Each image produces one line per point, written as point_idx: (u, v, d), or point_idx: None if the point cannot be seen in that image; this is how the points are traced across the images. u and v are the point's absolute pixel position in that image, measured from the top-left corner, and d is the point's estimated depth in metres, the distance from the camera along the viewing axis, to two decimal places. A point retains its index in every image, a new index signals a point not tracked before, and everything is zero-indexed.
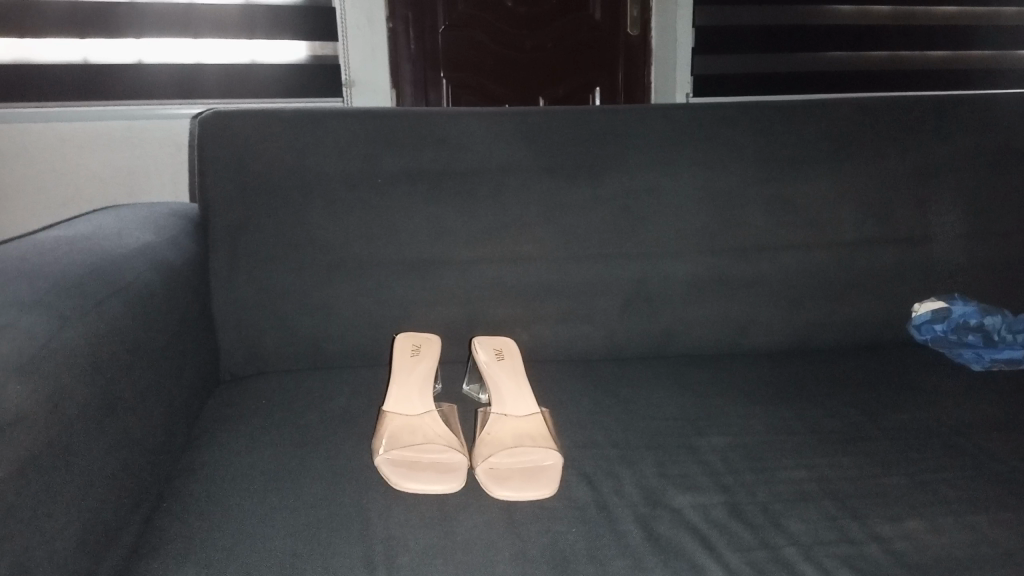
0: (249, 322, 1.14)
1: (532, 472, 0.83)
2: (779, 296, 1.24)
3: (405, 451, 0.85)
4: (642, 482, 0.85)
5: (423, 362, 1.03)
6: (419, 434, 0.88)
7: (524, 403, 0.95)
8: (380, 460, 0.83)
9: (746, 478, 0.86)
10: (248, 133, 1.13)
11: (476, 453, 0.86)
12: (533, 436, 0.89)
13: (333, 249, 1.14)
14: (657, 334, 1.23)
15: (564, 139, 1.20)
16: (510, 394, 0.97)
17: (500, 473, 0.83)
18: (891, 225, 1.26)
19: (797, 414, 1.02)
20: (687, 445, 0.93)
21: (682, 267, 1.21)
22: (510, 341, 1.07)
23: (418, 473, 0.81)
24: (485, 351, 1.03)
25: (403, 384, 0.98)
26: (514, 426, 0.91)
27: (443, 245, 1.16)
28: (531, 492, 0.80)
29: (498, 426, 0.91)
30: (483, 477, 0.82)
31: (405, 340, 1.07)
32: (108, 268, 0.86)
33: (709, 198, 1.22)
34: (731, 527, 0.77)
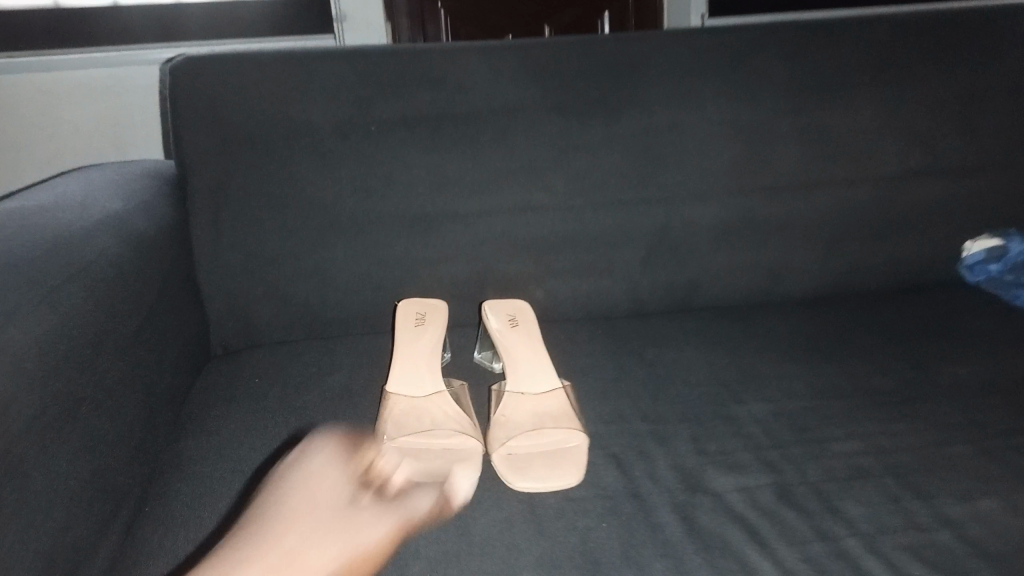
0: (238, 290, 1.04)
1: (554, 458, 0.75)
2: (816, 238, 1.13)
3: (413, 442, 0.77)
4: (677, 462, 0.77)
5: (428, 333, 0.93)
6: (428, 420, 0.80)
7: (544, 378, 0.86)
8: (384, 453, 0.76)
9: (794, 453, 0.78)
10: (221, 80, 1.01)
11: (492, 439, 0.77)
12: (554, 415, 0.80)
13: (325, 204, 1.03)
14: (683, 285, 1.12)
15: (576, 71, 1.07)
16: (526, 366, 0.88)
17: (519, 460, 0.74)
18: (941, 154, 1.14)
19: (843, 370, 0.93)
20: (725, 415, 0.84)
21: (709, 212, 1.10)
22: (524, 304, 0.97)
23: (428, 467, 0.73)
24: (496, 318, 0.94)
25: (409, 362, 0.89)
26: (533, 405, 0.82)
27: (446, 196, 1.05)
28: (555, 481, 0.72)
29: (516, 406, 0.82)
30: (500, 466, 0.74)
31: (406, 307, 0.97)
32: (64, 246, 0.76)
33: (738, 133, 1.10)
34: (782, 515, 0.69)
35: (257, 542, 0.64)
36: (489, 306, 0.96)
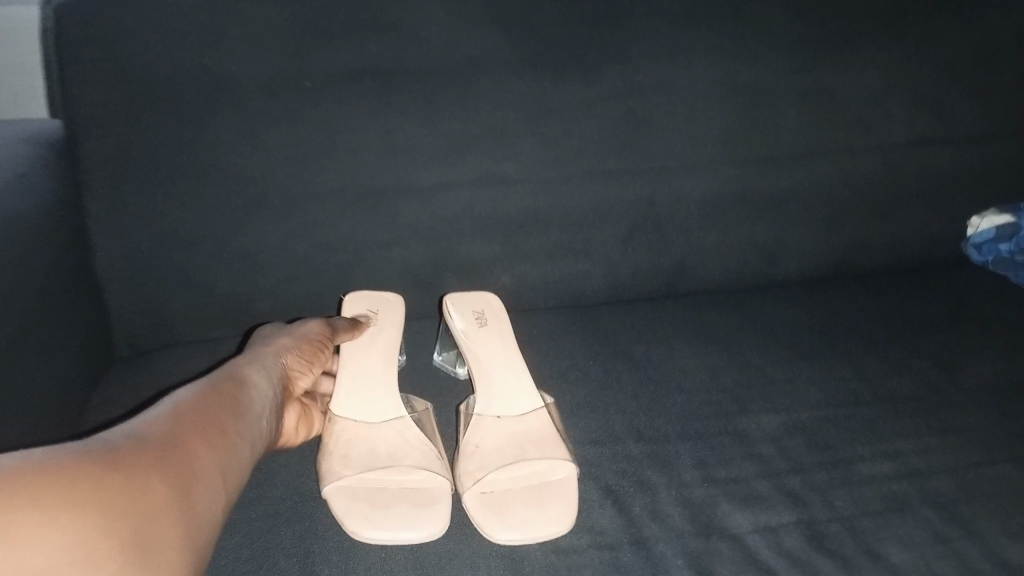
0: (142, 282, 0.85)
1: (540, 500, 0.62)
2: (814, 213, 1.01)
3: (364, 479, 0.63)
4: (683, 494, 0.64)
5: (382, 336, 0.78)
6: (384, 448, 0.67)
7: (520, 394, 0.73)
8: (331, 491, 0.61)
9: (817, 479, 0.66)
10: (114, 23, 0.81)
11: (462, 473, 0.64)
12: (537, 443, 0.67)
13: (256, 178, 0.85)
14: (667, 268, 1.00)
15: (553, 18, 0.90)
16: (500, 381, 0.75)
17: (497, 504, 0.61)
18: (952, 119, 1.02)
19: (857, 368, 0.81)
20: (732, 430, 0.72)
21: (698, 185, 0.96)
22: (491, 299, 0.83)
23: (385, 514, 0.60)
24: (461, 318, 0.79)
25: (360, 376, 0.75)
26: (509, 432, 0.69)
27: (398, 166, 0.89)
28: (543, 531, 0.59)
29: (489, 432, 0.69)
30: (476, 513, 0.61)
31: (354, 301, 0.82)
32: None
33: (734, 94, 0.95)
34: (814, 565, 0.58)
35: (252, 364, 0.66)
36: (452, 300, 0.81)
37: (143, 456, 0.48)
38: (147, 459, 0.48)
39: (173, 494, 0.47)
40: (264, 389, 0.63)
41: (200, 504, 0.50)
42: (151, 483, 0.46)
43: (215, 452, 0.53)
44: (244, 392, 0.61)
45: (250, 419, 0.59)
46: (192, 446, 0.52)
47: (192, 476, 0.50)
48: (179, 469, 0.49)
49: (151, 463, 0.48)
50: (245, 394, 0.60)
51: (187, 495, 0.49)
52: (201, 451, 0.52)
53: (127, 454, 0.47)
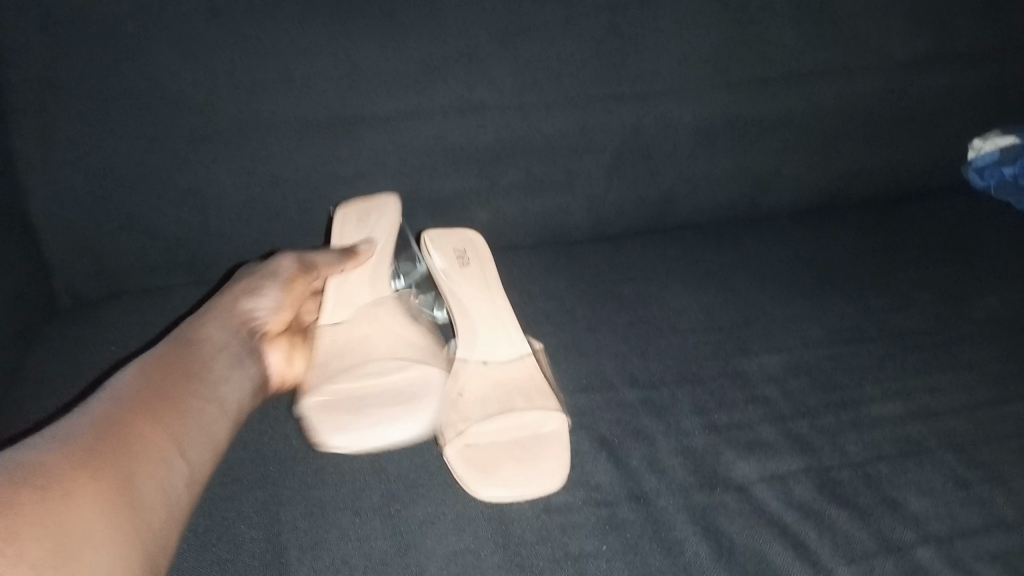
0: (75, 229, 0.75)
1: (529, 453, 0.57)
2: (812, 142, 0.91)
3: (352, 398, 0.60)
4: (683, 443, 0.59)
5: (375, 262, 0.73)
6: (399, 382, 0.62)
7: (505, 341, 0.67)
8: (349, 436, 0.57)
9: (825, 422, 0.61)
10: None
11: (447, 422, 0.59)
12: (526, 393, 0.62)
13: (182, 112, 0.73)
14: (655, 202, 0.89)
15: None
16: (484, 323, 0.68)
17: (484, 458, 0.56)
18: (970, 36, 0.92)
19: (860, 302, 0.76)
20: (732, 372, 0.66)
21: (689, 112, 0.85)
22: (473, 235, 0.75)
23: (407, 452, 0.56)
24: (440, 259, 0.73)
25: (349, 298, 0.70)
26: (495, 381, 0.63)
27: (350, 93, 0.77)
28: (532, 488, 0.54)
29: (473, 381, 0.63)
30: (460, 469, 0.55)
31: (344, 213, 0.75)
32: None
33: (732, 9, 0.83)
34: (828, 515, 0.54)
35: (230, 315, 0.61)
36: (433, 237, 0.74)
37: (71, 450, 0.42)
38: (77, 451, 0.43)
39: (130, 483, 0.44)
40: (230, 349, 0.57)
41: (151, 490, 0.45)
42: (82, 478, 0.41)
43: (170, 425, 0.48)
44: (206, 356, 0.55)
45: (216, 382, 0.54)
46: (139, 425, 0.47)
47: (156, 455, 0.46)
48: (117, 453, 0.44)
49: (85, 455, 0.43)
50: (207, 357, 0.55)
51: (131, 479, 0.44)
52: (169, 425, 0.48)
53: (51, 451, 0.42)
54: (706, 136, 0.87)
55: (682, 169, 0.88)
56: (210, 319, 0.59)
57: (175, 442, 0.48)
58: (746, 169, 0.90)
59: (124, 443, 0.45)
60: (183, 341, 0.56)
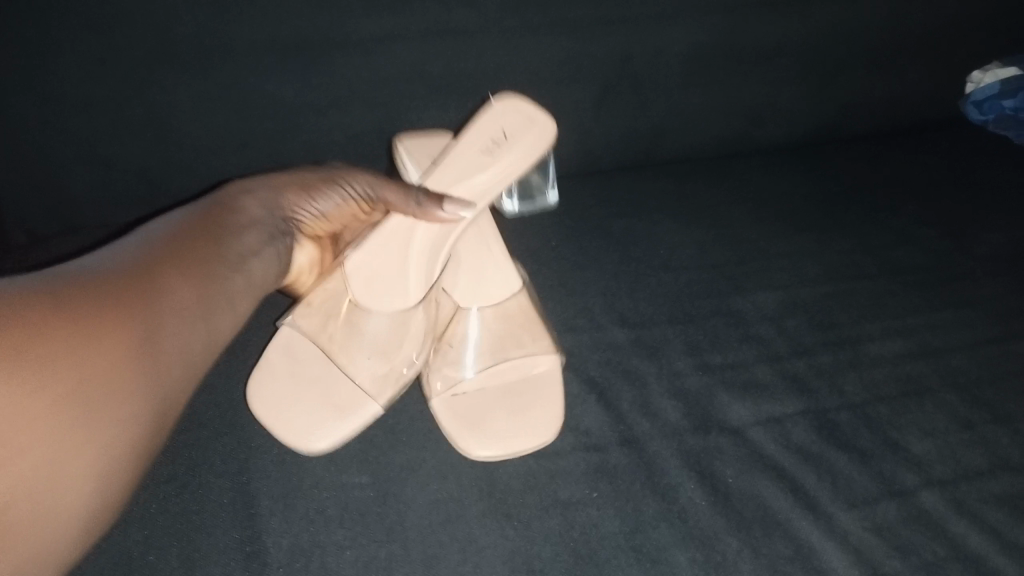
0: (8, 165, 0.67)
1: (525, 404, 0.55)
2: (809, 72, 0.86)
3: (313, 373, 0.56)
4: (676, 385, 0.56)
5: (475, 168, 0.61)
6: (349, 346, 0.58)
7: (493, 266, 0.63)
8: (268, 402, 0.52)
9: (824, 363, 0.59)
10: None
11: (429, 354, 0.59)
12: (519, 334, 0.60)
13: (119, 29, 0.62)
14: (647, 134, 0.84)
15: None
16: (477, 268, 0.63)
17: (469, 409, 0.55)
18: None
19: (859, 238, 0.73)
20: (727, 312, 0.63)
21: (683, 38, 0.79)
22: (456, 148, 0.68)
23: (319, 417, 0.52)
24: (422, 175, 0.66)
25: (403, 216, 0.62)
26: (488, 327, 0.61)
27: (314, 12, 0.66)
28: (521, 441, 0.51)
29: (466, 330, 0.61)
30: (438, 407, 0.54)
31: (502, 103, 0.63)
32: None
33: None
34: (828, 457, 0.51)
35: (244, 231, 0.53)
36: (547, 196, 0.76)
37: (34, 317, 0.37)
38: (58, 305, 0.38)
39: (132, 366, 0.40)
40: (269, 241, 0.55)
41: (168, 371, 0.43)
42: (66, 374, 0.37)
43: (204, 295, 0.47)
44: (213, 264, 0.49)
45: (233, 283, 0.50)
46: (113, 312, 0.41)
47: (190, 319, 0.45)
48: (146, 290, 0.43)
49: (92, 298, 0.40)
50: (233, 243, 0.52)
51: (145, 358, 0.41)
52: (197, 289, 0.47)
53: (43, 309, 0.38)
54: (701, 63, 0.81)
55: (675, 100, 0.83)
56: (259, 199, 0.56)
57: (178, 318, 0.44)
58: (742, 100, 0.85)
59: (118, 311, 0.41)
60: (215, 208, 0.54)
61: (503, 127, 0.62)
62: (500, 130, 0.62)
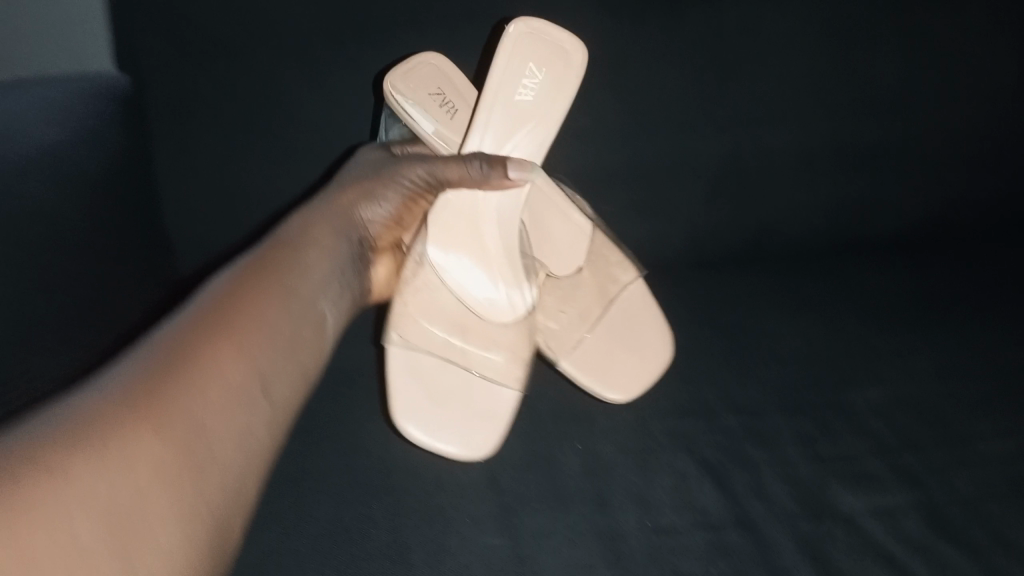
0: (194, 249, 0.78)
1: (636, 340, 0.69)
2: None
3: (441, 383, 0.63)
4: (789, 473, 0.60)
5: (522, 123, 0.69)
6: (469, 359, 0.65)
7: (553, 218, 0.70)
8: (423, 429, 0.60)
9: (935, 459, 0.61)
10: None
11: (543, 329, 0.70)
12: (607, 286, 0.71)
13: (298, 140, 0.72)
14: None
15: None
16: (554, 233, 0.70)
17: (592, 361, 0.67)
18: None
19: (967, 335, 0.75)
20: (836, 405, 0.67)
21: None
22: (431, 53, 0.69)
23: (464, 424, 0.61)
24: (422, 96, 0.67)
25: (460, 208, 0.69)
26: (585, 286, 0.71)
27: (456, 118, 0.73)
28: (648, 373, 0.67)
29: (567, 297, 0.71)
30: (568, 368, 0.67)
31: (519, 29, 0.67)
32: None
33: None
34: (938, 552, 0.55)
35: (296, 280, 0.54)
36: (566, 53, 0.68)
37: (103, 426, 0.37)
38: (116, 406, 0.38)
39: (201, 445, 0.41)
40: (342, 251, 0.60)
41: (236, 439, 0.43)
42: (150, 464, 0.38)
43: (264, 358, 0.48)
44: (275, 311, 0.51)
45: (293, 334, 0.51)
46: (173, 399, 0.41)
47: (251, 387, 0.46)
48: (201, 367, 0.43)
49: (152, 388, 0.41)
50: (292, 283, 0.53)
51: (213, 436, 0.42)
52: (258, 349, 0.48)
53: (102, 413, 0.38)
54: None
55: None
56: (308, 223, 0.60)
57: (237, 387, 0.45)
58: None
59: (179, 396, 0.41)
60: (273, 251, 0.55)
61: (530, 60, 0.68)
62: (524, 65, 0.68)
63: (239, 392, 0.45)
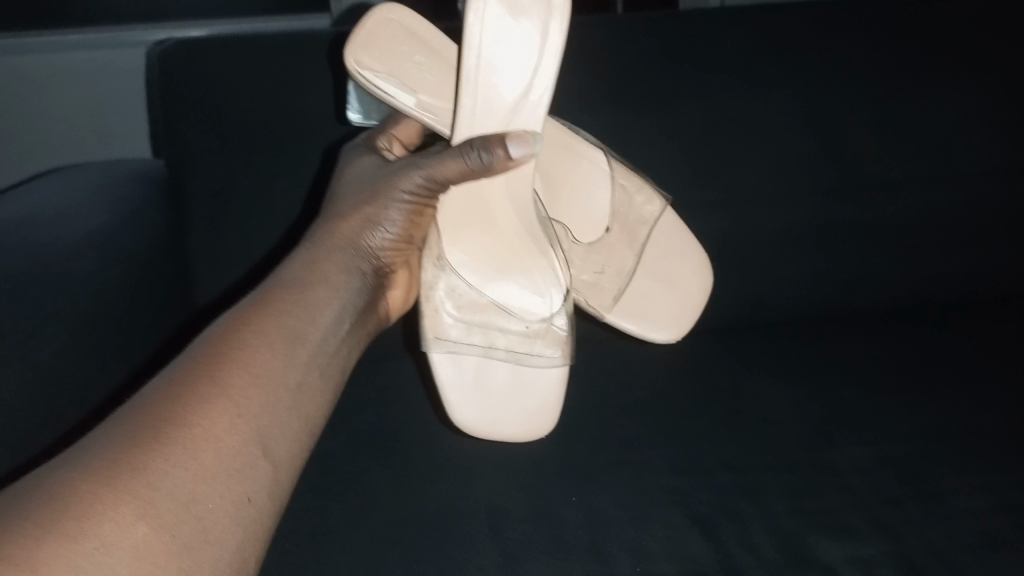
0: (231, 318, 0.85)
1: (671, 275, 0.81)
2: (898, 248, 0.95)
3: (490, 368, 0.71)
4: (773, 524, 0.65)
5: (517, 74, 0.69)
6: (514, 332, 0.72)
7: (578, 167, 0.80)
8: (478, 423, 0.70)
9: (909, 513, 0.66)
10: (205, 73, 0.82)
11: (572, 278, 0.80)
12: (636, 223, 0.81)
13: None
14: (749, 300, 0.95)
15: (623, 59, 0.89)
16: (576, 197, 0.80)
17: (638, 305, 0.80)
18: None
19: (948, 402, 0.80)
20: (821, 464, 0.72)
21: (777, 219, 0.93)
22: (391, 19, 0.72)
23: (517, 400, 0.71)
24: (393, 62, 0.70)
25: (469, 196, 0.73)
26: (613, 236, 0.81)
27: None
28: (687, 315, 0.80)
29: (601, 246, 0.81)
30: (618, 317, 0.78)
31: None
32: (29, 255, 0.68)
33: (806, 128, 0.91)
34: None
35: (293, 318, 0.56)
36: None
37: (82, 499, 0.40)
38: (97, 479, 0.41)
39: (186, 508, 0.43)
40: (347, 282, 0.62)
41: (229, 498, 0.45)
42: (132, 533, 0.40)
43: (257, 412, 0.49)
44: (269, 354, 0.53)
45: (289, 385, 0.53)
46: (155, 461, 0.43)
47: (243, 439, 0.48)
48: (185, 425, 0.46)
49: (136, 455, 0.43)
50: (287, 324, 0.55)
51: (200, 497, 0.44)
52: (251, 399, 0.49)
53: (81, 486, 0.40)
54: (795, 240, 0.93)
55: (774, 272, 0.94)
56: (308, 258, 0.62)
57: (227, 442, 0.47)
58: (837, 270, 0.95)
59: (161, 456, 0.43)
60: (269, 292, 0.58)
61: (503, 12, 0.68)
62: (501, 22, 0.68)
63: (232, 447, 0.47)
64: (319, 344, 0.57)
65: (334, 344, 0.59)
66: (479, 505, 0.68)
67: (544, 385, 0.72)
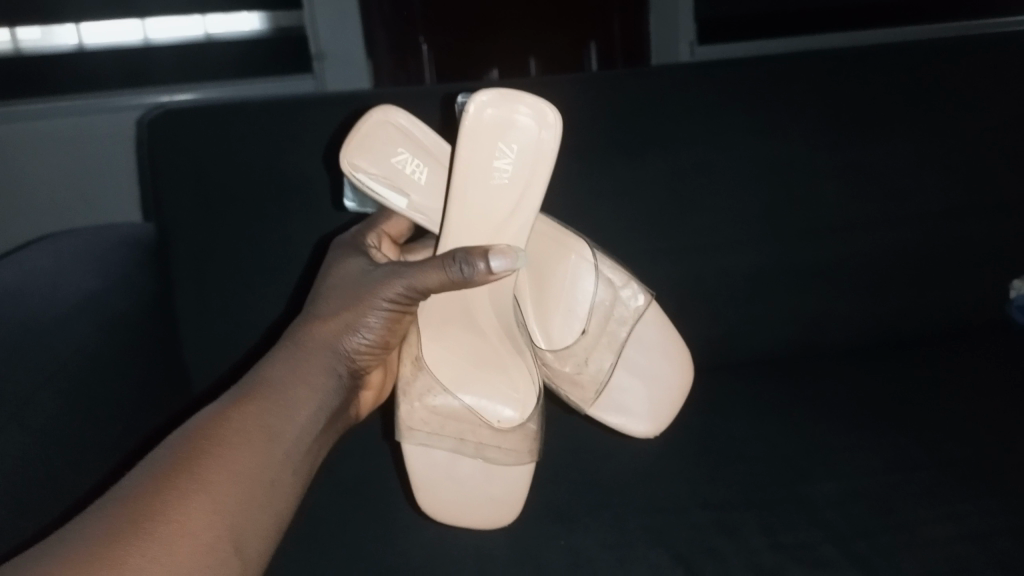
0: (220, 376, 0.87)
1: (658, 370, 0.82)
2: (860, 287, 0.99)
3: (458, 462, 0.71)
4: (752, 560, 0.67)
5: (505, 198, 0.74)
6: (482, 430, 0.72)
7: (565, 264, 0.82)
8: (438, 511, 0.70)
9: (881, 544, 0.68)
10: (190, 141, 0.87)
11: (554, 373, 0.82)
12: (618, 322, 0.82)
13: None
14: (722, 341, 0.98)
15: (592, 110, 0.93)
16: (556, 294, 0.83)
17: (616, 400, 0.81)
18: (994, 186, 1.00)
19: (913, 433, 0.83)
20: (797, 499, 0.74)
21: (745, 263, 0.96)
22: (386, 117, 0.75)
23: (479, 493, 0.70)
24: (385, 163, 0.74)
25: (448, 298, 0.78)
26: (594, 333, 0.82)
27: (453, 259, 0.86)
28: (676, 393, 0.82)
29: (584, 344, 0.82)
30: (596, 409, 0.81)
31: (483, 112, 0.71)
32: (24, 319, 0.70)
33: (767, 175, 0.96)
34: None
35: (270, 419, 0.59)
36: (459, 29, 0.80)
37: None
38: None
39: None
40: (324, 387, 0.64)
41: None
42: None
43: (232, 512, 0.52)
44: (244, 454, 0.55)
45: (264, 483, 0.55)
46: (131, 560, 0.46)
47: (217, 538, 0.50)
48: (162, 523, 0.48)
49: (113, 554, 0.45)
50: (263, 423, 0.58)
51: None
52: (226, 499, 0.52)
53: None
54: (762, 283, 0.97)
55: (744, 314, 0.98)
56: (288, 360, 0.64)
57: (200, 541, 0.49)
58: (804, 310, 0.99)
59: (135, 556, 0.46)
60: (248, 393, 0.60)
61: (497, 141, 0.72)
62: (493, 145, 0.72)
63: (205, 546, 0.49)
64: (294, 443, 0.59)
65: (309, 440, 0.61)
66: (464, 553, 0.69)
67: (508, 482, 0.70)
